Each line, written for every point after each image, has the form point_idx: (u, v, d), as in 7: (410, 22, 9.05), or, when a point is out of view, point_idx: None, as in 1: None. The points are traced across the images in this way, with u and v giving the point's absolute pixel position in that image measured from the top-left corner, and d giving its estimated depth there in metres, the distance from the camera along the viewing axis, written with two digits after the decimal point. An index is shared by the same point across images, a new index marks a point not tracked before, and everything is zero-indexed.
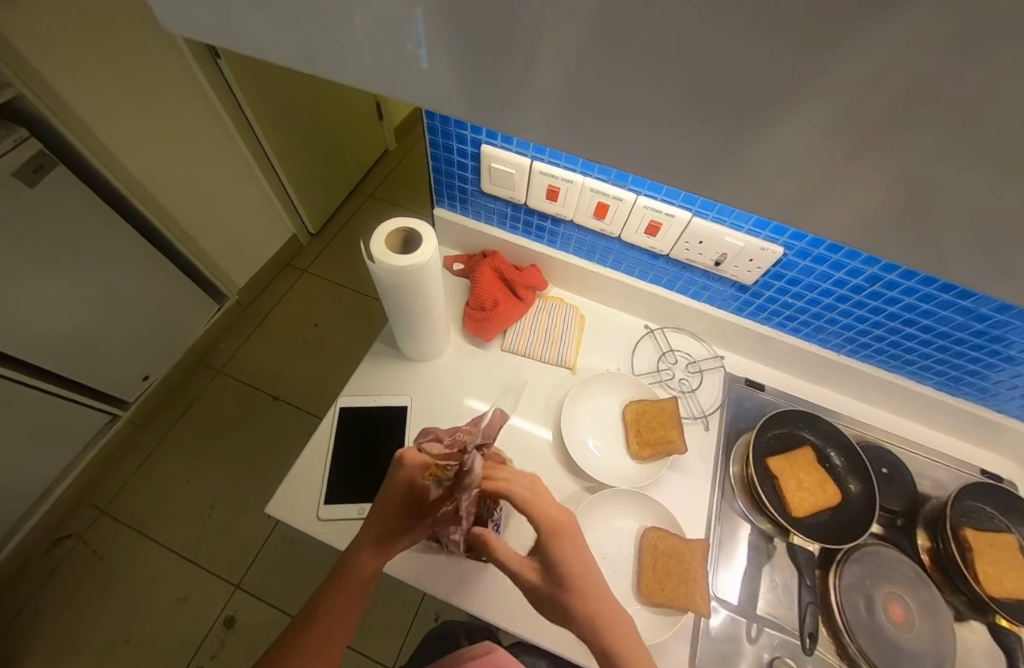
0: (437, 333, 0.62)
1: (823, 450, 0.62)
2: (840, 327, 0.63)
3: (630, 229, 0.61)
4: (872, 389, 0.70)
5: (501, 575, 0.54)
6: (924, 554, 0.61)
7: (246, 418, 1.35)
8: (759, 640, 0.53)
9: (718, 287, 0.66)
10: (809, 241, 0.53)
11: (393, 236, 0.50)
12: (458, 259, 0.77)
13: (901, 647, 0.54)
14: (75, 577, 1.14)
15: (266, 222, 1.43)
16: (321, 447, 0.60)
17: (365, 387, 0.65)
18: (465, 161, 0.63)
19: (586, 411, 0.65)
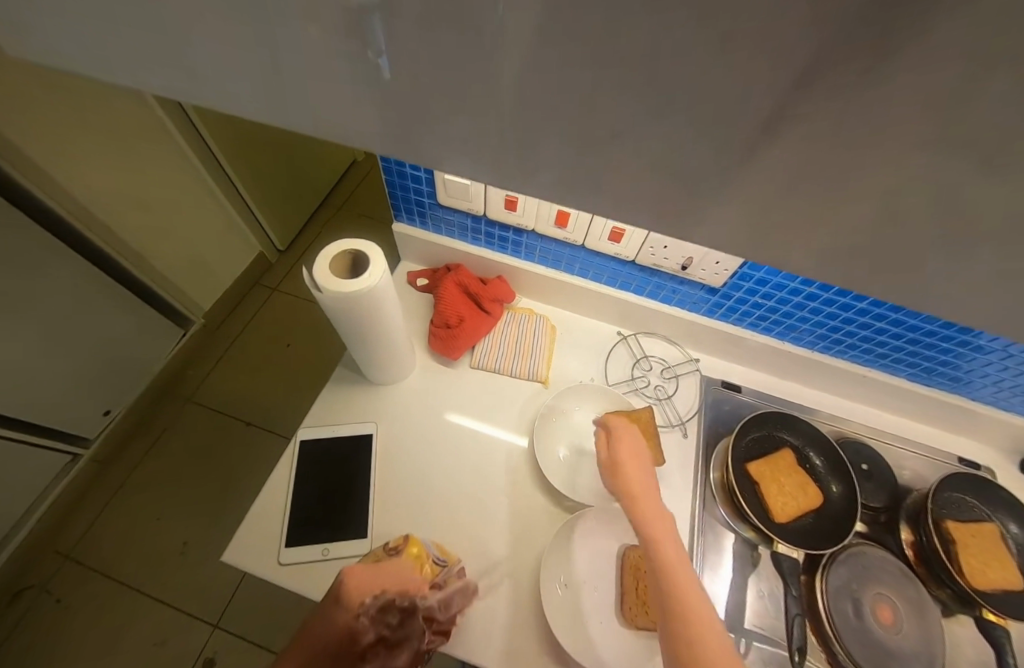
0: (399, 355, 0.59)
1: (803, 452, 0.61)
2: (811, 324, 0.62)
3: (594, 236, 0.59)
4: (848, 384, 0.69)
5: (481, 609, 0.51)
6: (908, 549, 0.60)
7: (219, 447, 1.30)
8: (748, 656, 0.51)
9: (687, 290, 0.64)
10: None
11: (337, 260, 0.47)
12: (421, 275, 0.73)
13: (892, 651, 0.53)
14: (37, 631, 1.06)
15: (230, 243, 1.37)
16: (280, 485, 0.56)
17: (327, 415, 0.62)
18: (419, 174, 0.61)
19: (561, 426, 0.63)
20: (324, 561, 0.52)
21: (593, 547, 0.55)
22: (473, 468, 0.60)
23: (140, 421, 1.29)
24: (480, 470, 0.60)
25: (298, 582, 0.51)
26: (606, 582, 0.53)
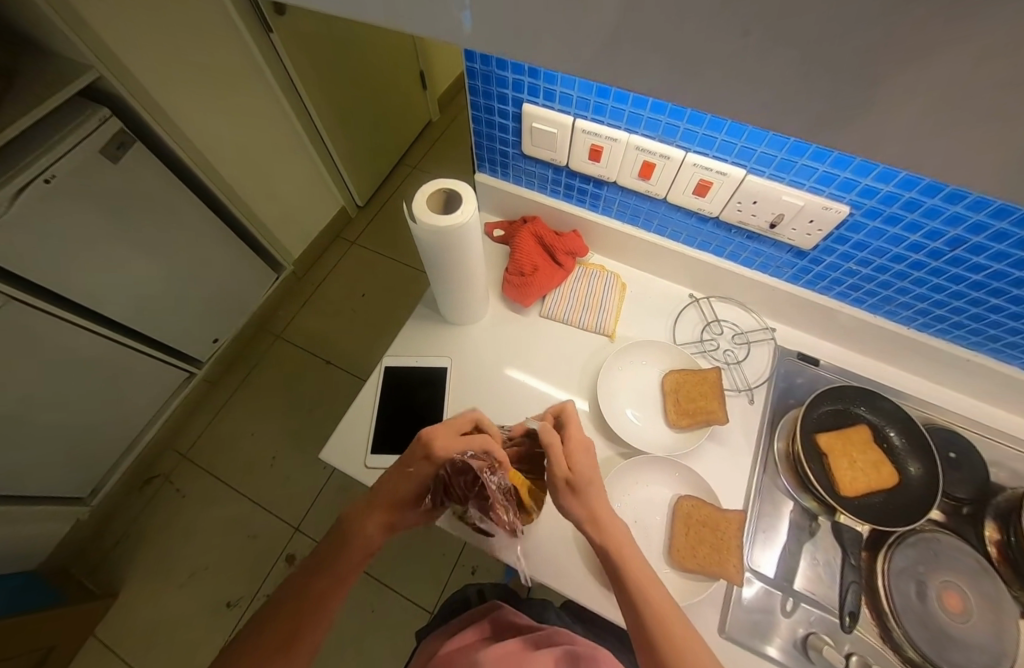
0: (475, 295, 0.64)
1: (881, 429, 0.59)
2: (913, 296, 0.57)
3: (678, 189, 0.57)
4: (946, 368, 0.63)
5: (553, 538, 0.56)
6: (991, 546, 0.55)
7: (299, 380, 1.47)
8: (794, 614, 0.52)
9: (772, 252, 0.62)
10: (880, 198, 0.47)
11: (434, 196, 0.51)
12: (498, 226, 0.77)
13: (957, 639, 0.50)
14: (162, 511, 1.31)
15: (315, 194, 1.49)
16: (368, 402, 0.65)
17: (409, 347, 0.69)
18: (507, 123, 0.63)
19: (624, 380, 0.64)
20: None
21: (649, 492, 0.57)
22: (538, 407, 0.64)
23: (239, 351, 1.49)
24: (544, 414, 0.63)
25: None
26: (657, 527, 0.55)
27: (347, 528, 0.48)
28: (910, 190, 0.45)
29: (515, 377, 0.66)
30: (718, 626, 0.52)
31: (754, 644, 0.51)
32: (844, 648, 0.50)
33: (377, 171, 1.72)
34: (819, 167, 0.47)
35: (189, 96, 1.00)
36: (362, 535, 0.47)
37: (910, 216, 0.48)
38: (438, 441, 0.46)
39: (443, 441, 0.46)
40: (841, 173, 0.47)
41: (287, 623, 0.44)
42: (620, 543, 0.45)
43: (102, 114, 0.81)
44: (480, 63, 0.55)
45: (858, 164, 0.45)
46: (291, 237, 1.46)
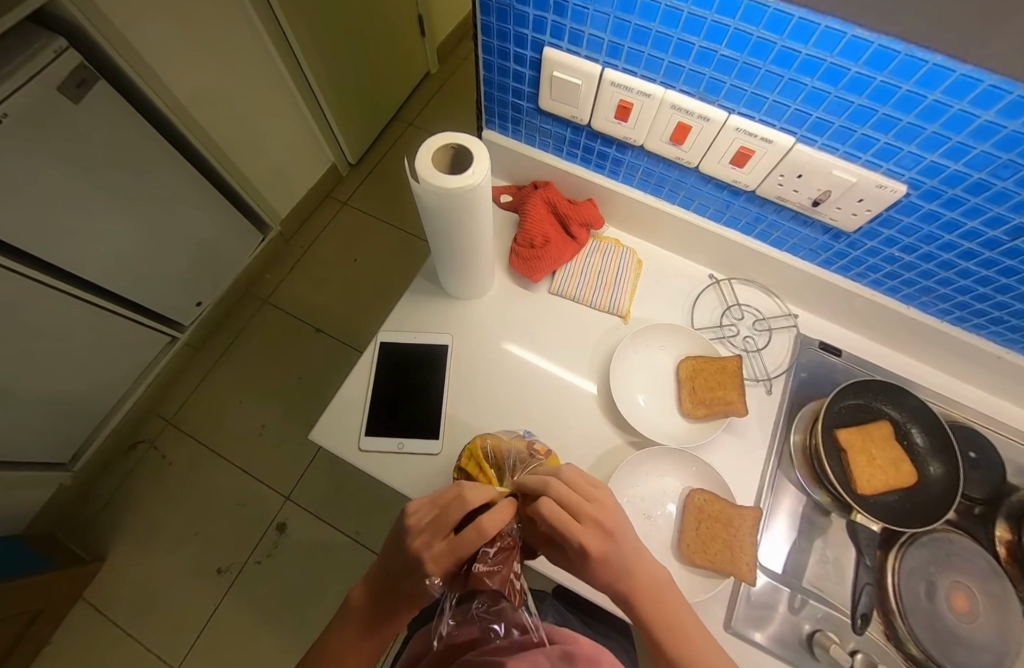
0: (481, 269, 0.58)
1: (903, 426, 0.56)
2: (955, 288, 0.53)
3: (713, 156, 0.51)
4: (974, 364, 0.60)
5: None
6: (1001, 546, 0.54)
7: (288, 349, 1.41)
8: (802, 611, 0.51)
9: (806, 233, 0.56)
10: (944, 177, 0.41)
11: (440, 153, 0.45)
12: (506, 190, 0.70)
13: (962, 639, 0.49)
14: (148, 477, 1.28)
15: (303, 148, 1.38)
16: (362, 378, 0.60)
17: (406, 321, 0.64)
18: (523, 71, 0.55)
19: (637, 364, 0.60)
20: (399, 452, 0.56)
21: (659, 485, 0.54)
22: (544, 389, 0.60)
23: (225, 315, 1.42)
24: (549, 398, 0.59)
25: (373, 466, 0.56)
26: (665, 519, 0.53)
27: (359, 627, 0.41)
28: (980, 171, 0.39)
29: (515, 353, 0.62)
30: (724, 621, 0.50)
31: (757, 638, 0.50)
32: (850, 645, 0.49)
33: (370, 126, 1.60)
34: (880, 138, 0.41)
35: (159, 26, 0.87)
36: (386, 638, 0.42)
37: (972, 200, 0.42)
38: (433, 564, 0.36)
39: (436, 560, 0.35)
40: (905, 146, 0.40)
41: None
42: (659, 588, 0.39)
43: (57, 45, 0.69)
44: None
45: (926, 137, 0.38)
46: (277, 195, 1.36)
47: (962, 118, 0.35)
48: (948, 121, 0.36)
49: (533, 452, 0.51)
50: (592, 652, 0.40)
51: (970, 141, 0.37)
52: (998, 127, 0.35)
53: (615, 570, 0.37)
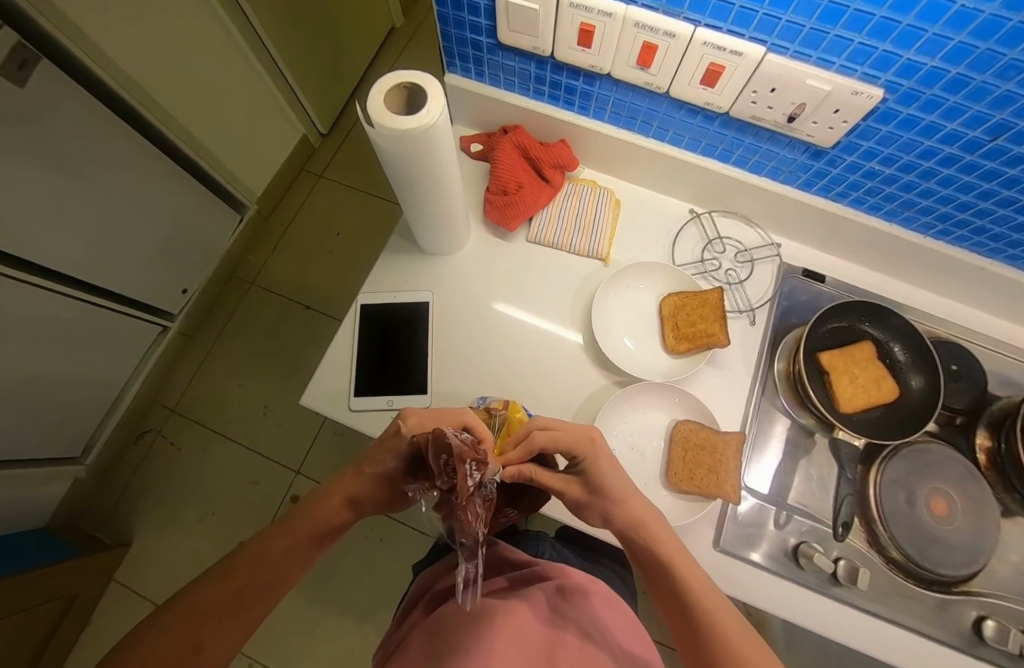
0: (455, 217, 0.57)
1: (884, 345, 0.56)
2: (937, 200, 0.52)
3: (683, 78, 0.49)
4: (960, 279, 0.60)
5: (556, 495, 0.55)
6: (981, 453, 0.56)
7: (280, 328, 1.40)
8: (787, 526, 0.53)
9: (785, 154, 0.54)
10: (920, 77, 0.39)
11: (394, 93, 0.44)
12: (476, 139, 0.67)
13: (939, 540, 0.52)
14: (160, 464, 1.31)
15: (270, 118, 1.31)
16: (347, 340, 0.60)
17: (386, 281, 0.63)
18: (477, 2, 0.51)
19: (619, 305, 0.60)
20: (389, 409, 0.57)
21: (645, 420, 0.55)
22: (529, 336, 0.60)
23: (214, 301, 1.41)
24: (534, 345, 0.59)
25: (366, 425, 0.57)
26: (654, 452, 0.54)
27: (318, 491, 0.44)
28: (958, 65, 0.36)
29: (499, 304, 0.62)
30: (713, 540, 0.52)
31: (745, 553, 0.52)
32: (833, 553, 0.52)
33: (335, 92, 1.52)
34: (853, 38, 0.38)
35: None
36: (330, 502, 0.43)
37: (951, 99, 0.40)
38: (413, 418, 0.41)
39: (416, 418, 0.41)
40: (879, 45, 0.38)
41: (207, 624, 0.36)
42: (647, 525, 0.41)
43: None
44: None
45: (901, 33, 0.35)
46: (249, 173, 1.31)
47: (938, 6, 0.32)
48: (923, 11, 0.33)
49: (491, 410, 0.50)
50: (584, 582, 0.41)
51: (946, 31, 0.34)
52: (975, 13, 0.31)
53: (604, 515, 0.42)
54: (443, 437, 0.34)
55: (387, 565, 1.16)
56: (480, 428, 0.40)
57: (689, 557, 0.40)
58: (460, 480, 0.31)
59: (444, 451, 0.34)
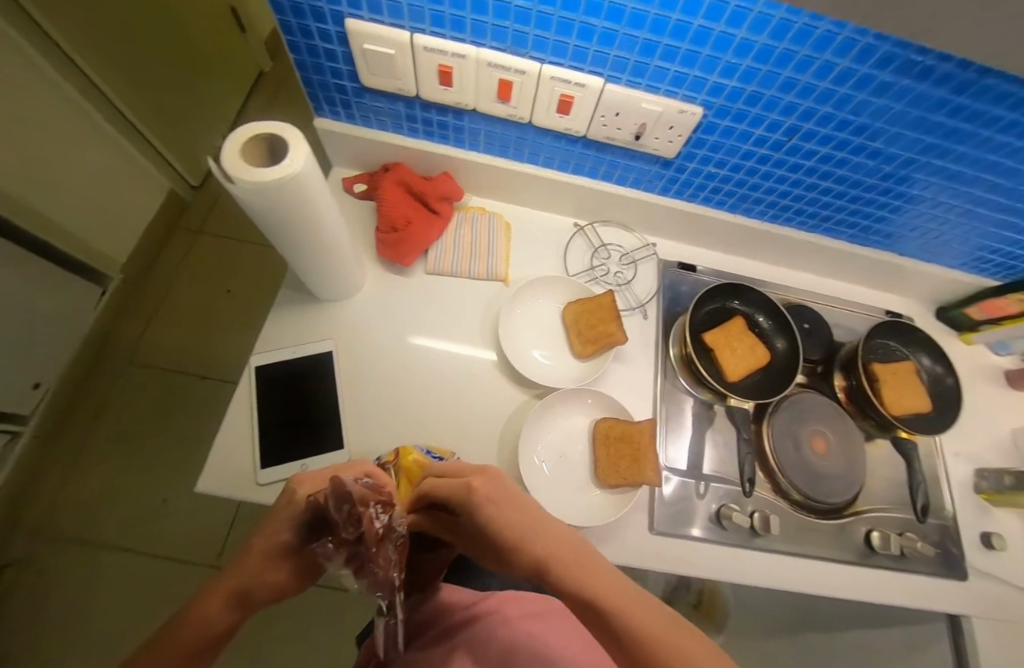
0: (343, 260, 0.56)
1: (752, 317, 0.66)
2: (764, 192, 0.63)
3: (541, 108, 0.53)
4: (796, 253, 0.72)
5: None
6: (841, 392, 0.67)
7: (171, 405, 1.23)
8: (707, 495, 0.58)
9: (641, 167, 0.62)
10: (727, 95, 0.48)
11: (250, 145, 0.42)
12: (358, 179, 0.66)
13: (823, 473, 0.60)
14: (23, 607, 1.04)
15: (129, 175, 1.17)
16: (243, 409, 0.55)
17: (281, 338, 0.58)
18: (334, 48, 0.52)
19: (525, 321, 0.62)
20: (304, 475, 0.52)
21: (567, 427, 0.57)
22: (443, 367, 0.60)
23: (79, 389, 1.19)
24: (448, 376, 0.59)
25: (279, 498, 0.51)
26: (580, 456, 0.56)
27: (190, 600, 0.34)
28: (752, 84, 0.46)
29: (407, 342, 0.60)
30: (648, 526, 0.55)
31: (678, 530, 0.56)
32: (748, 509, 0.58)
33: (207, 142, 1.40)
34: (670, 67, 0.45)
35: None
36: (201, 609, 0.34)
37: (754, 111, 0.50)
38: (307, 484, 0.39)
39: (311, 483, 0.40)
40: (692, 71, 0.45)
41: None
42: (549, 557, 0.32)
43: None
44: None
45: (704, 61, 0.44)
46: (107, 238, 1.15)
47: (724, 38, 0.41)
48: (715, 42, 0.41)
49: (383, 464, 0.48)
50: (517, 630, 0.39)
51: (737, 58, 0.43)
52: (752, 41, 0.41)
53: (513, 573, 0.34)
54: (342, 485, 0.33)
55: (342, 644, 1.04)
56: (380, 477, 0.40)
57: (626, 582, 0.30)
58: (366, 523, 0.30)
59: (344, 501, 0.33)
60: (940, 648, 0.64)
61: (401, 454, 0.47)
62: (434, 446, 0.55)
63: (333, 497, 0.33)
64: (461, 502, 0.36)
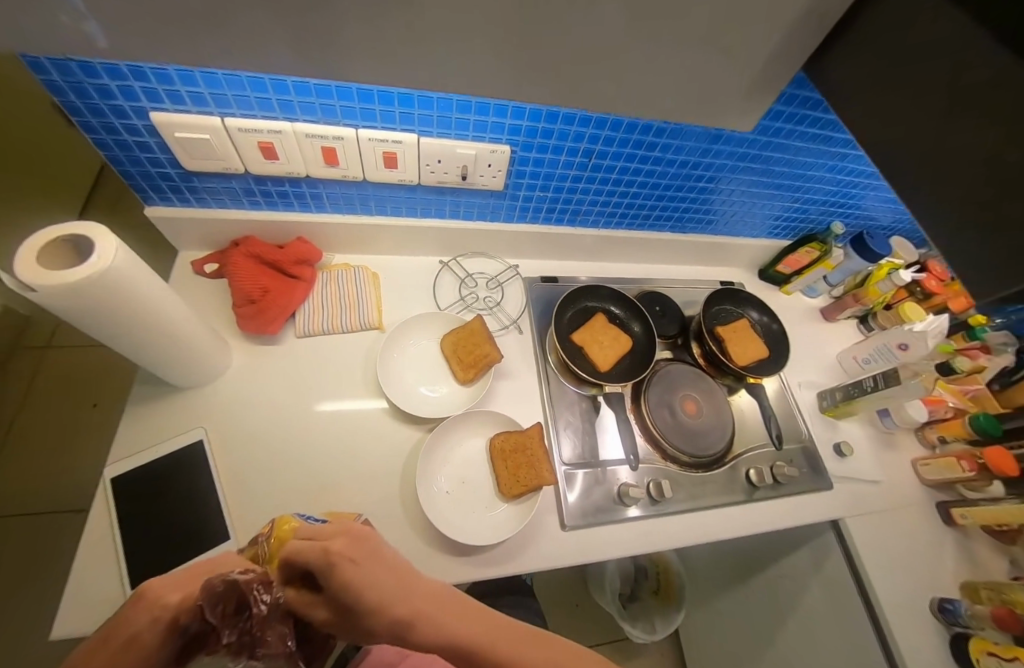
0: (195, 344, 0.53)
1: (609, 310, 0.74)
2: (591, 204, 0.73)
3: (370, 166, 0.58)
4: (637, 249, 0.84)
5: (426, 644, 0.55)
6: (700, 357, 0.77)
7: (27, 557, 1.01)
8: (607, 479, 0.63)
9: (481, 201, 0.68)
10: (525, 133, 0.57)
11: (48, 248, 0.40)
12: (209, 259, 0.66)
13: (699, 431, 0.69)
14: None
15: None
16: (96, 532, 0.48)
17: (139, 441, 0.54)
18: (145, 140, 0.52)
19: (406, 361, 0.64)
20: None
21: (463, 452, 0.59)
22: (330, 426, 0.59)
23: None
24: (334, 435, 0.58)
25: None
26: (482, 476, 0.58)
27: None
28: (540, 121, 0.55)
29: (286, 411, 0.59)
30: (560, 524, 0.58)
31: (588, 521, 0.59)
32: (644, 481, 0.64)
33: None
34: (469, 117, 0.53)
35: None
36: None
37: (552, 142, 0.59)
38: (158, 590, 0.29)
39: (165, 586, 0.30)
40: (487, 117, 0.53)
41: None
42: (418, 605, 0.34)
43: None
44: (59, 73, 0.42)
45: (495, 107, 0.52)
46: None
47: None
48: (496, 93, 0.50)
49: (257, 538, 0.45)
50: None
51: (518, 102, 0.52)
52: None
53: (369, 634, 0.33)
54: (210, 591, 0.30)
55: None
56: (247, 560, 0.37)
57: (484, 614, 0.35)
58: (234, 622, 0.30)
59: (218, 602, 0.31)
60: (832, 554, 0.74)
61: (274, 525, 0.44)
62: (329, 510, 0.54)
63: (206, 597, 0.30)
64: (321, 569, 0.33)
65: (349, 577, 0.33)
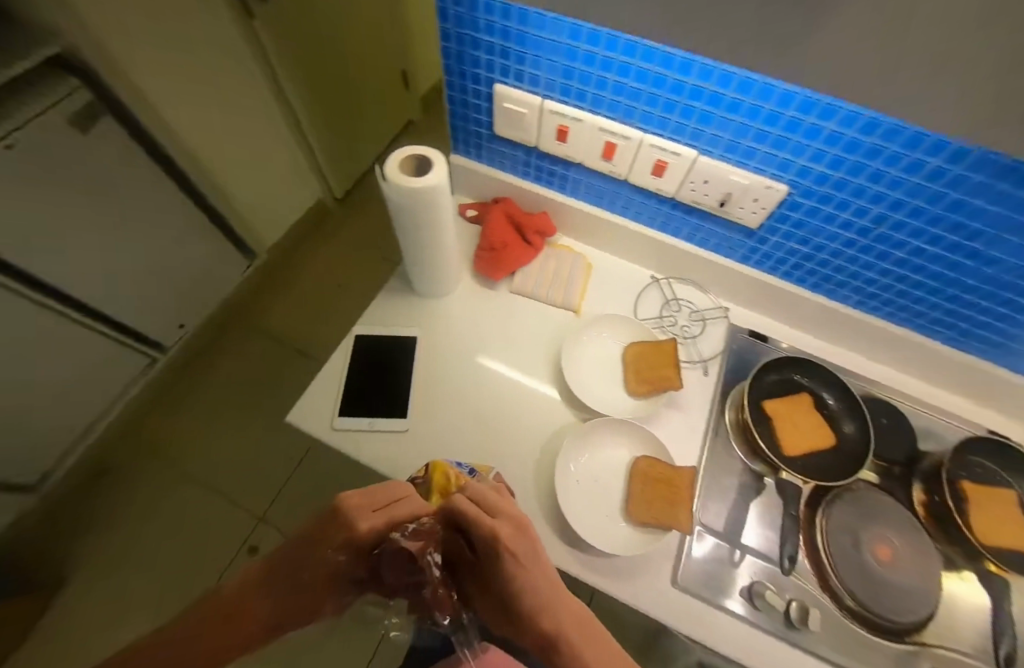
0: (447, 266, 0.66)
1: (820, 396, 0.64)
2: (848, 274, 0.63)
3: (638, 170, 0.62)
4: (883, 344, 0.69)
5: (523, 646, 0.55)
6: (919, 504, 0.59)
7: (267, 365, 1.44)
8: (742, 565, 0.55)
9: (723, 233, 0.67)
10: (814, 179, 0.53)
11: (406, 161, 0.55)
12: (472, 206, 0.80)
13: (886, 586, 0.54)
14: (114, 505, 1.24)
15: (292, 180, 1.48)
16: (337, 365, 0.66)
17: (382, 318, 0.70)
18: (481, 103, 0.66)
19: (588, 350, 0.67)
20: (370, 429, 0.61)
21: (606, 456, 0.59)
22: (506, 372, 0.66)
23: (213, 337, 1.45)
24: (507, 382, 0.65)
25: (345, 442, 0.60)
26: (616, 486, 0.58)
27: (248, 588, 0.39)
28: (839, 170, 0.50)
29: (479, 343, 0.69)
30: (671, 576, 0.54)
31: (705, 593, 0.53)
32: (786, 595, 0.54)
33: (358, 165, 1.70)
34: (760, 148, 0.52)
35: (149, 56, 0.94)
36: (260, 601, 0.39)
37: (841, 195, 0.53)
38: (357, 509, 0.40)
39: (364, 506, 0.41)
40: (781, 153, 0.51)
41: None
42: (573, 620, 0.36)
43: (70, 84, 0.81)
44: (456, 41, 0.57)
45: (794, 145, 0.50)
46: (266, 226, 1.44)
47: (814, 129, 0.47)
48: (806, 131, 0.48)
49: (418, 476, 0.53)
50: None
51: (826, 146, 0.48)
52: (842, 134, 0.47)
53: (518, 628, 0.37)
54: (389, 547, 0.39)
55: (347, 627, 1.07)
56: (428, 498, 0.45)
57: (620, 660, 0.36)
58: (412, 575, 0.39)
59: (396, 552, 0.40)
60: None
61: (433, 470, 0.52)
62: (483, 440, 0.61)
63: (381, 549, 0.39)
64: (490, 547, 0.37)
65: (513, 569, 0.37)
